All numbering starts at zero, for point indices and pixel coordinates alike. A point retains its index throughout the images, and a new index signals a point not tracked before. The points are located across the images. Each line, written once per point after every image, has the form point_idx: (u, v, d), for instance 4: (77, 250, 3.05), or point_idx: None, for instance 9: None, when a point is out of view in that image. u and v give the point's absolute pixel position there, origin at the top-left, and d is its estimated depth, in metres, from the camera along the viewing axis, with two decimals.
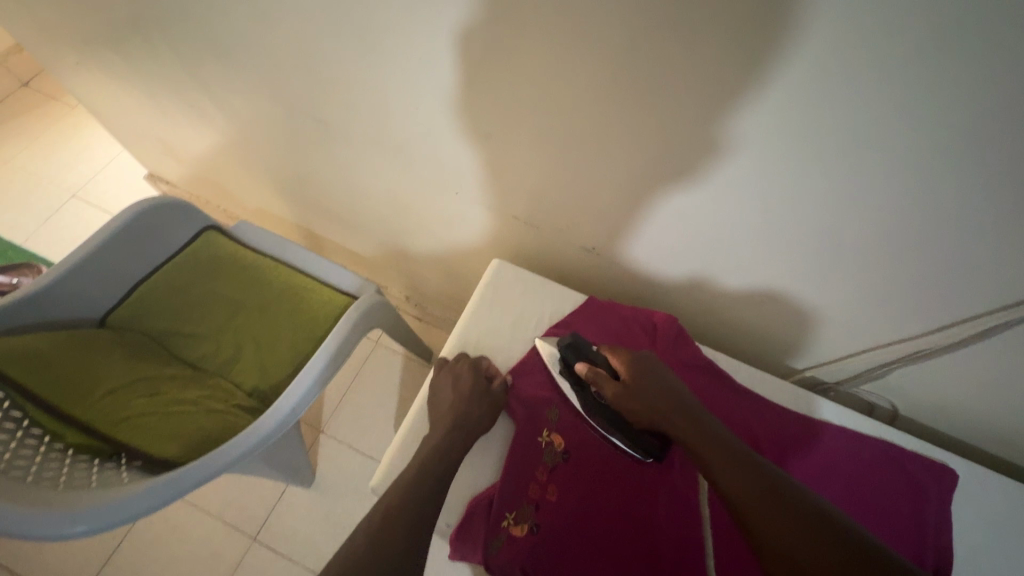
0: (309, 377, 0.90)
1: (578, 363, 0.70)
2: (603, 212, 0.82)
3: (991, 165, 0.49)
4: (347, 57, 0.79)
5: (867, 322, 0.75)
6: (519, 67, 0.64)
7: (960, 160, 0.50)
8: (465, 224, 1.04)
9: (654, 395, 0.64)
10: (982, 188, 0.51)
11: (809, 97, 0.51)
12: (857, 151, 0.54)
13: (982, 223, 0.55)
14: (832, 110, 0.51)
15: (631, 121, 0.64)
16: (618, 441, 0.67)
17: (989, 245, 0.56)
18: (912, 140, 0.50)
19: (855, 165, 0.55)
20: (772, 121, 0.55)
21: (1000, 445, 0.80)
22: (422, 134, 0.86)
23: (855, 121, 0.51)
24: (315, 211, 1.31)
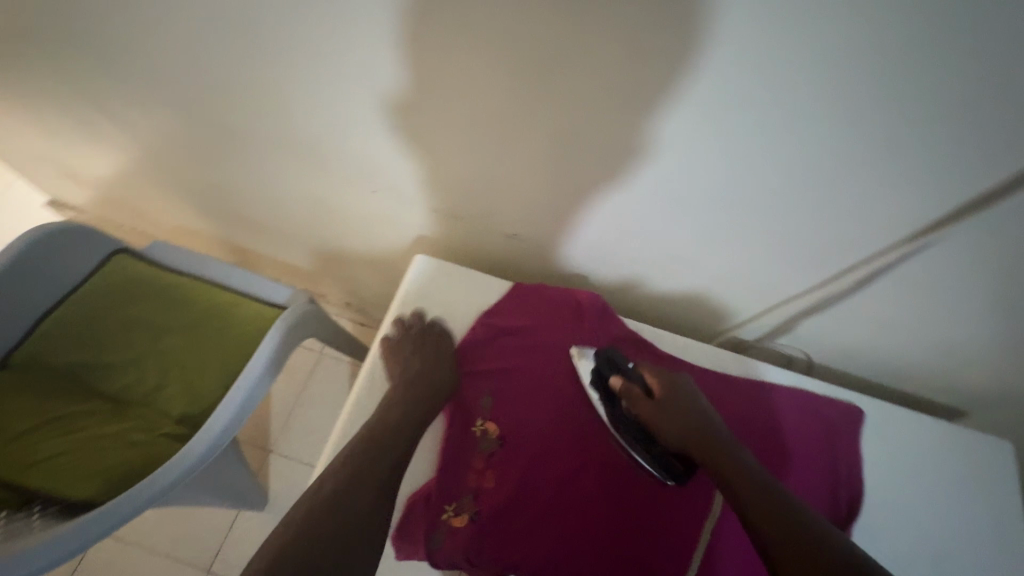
0: (240, 393, 0.88)
1: (612, 378, 0.70)
2: (522, 200, 0.83)
3: (858, 119, 0.54)
4: (244, 58, 0.76)
5: (775, 279, 0.79)
6: (416, 53, 0.64)
7: (831, 116, 0.54)
8: (392, 225, 1.03)
9: (679, 419, 0.65)
10: (853, 141, 0.56)
11: (693, 67, 0.54)
12: (744, 117, 0.57)
13: (856, 175, 0.60)
14: (714, 78, 0.54)
15: (536, 105, 0.65)
16: (641, 459, 0.67)
17: (867, 185, 0.60)
18: (789, 101, 0.54)
19: (743, 131, 0.59)
20: (663, 93, 0.58)
21: (904, 379, 0.87)
22: (333, 133, 0.84)
23: (737, 87, 0.54)
24: (238, 225, 1.26)
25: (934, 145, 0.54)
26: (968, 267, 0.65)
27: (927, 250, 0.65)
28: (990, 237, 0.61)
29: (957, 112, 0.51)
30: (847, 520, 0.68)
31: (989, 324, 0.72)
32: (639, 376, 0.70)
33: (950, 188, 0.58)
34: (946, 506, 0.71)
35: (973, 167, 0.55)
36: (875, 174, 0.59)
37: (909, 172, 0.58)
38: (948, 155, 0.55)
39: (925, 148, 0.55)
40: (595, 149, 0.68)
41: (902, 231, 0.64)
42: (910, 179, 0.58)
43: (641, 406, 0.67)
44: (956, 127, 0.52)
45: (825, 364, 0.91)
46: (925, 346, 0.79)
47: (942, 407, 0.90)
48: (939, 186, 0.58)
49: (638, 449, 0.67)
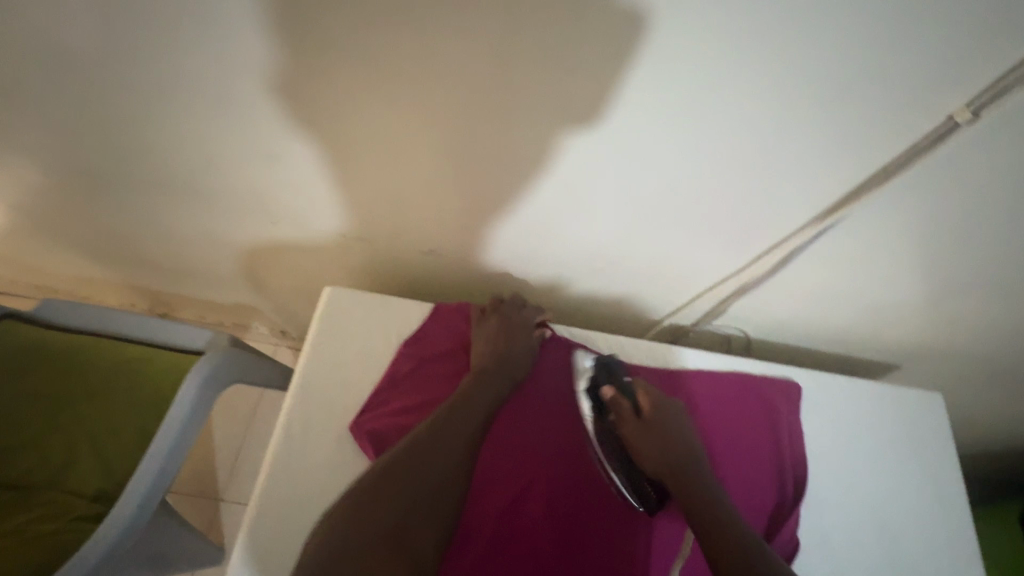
0: (158, 457, 0.79)
1: (606, 388, 0.68)
2: (434, 213, 0.78)
3: (755, 104, 0.52)
4: (94, 93, 0.67)
5: (700, 267, 0.77)
6: (283, 67, 0.58)
7: (729, 103, 0.53)
8: (308, 253, 0.96)
9: (663, 440, 0.64)
10: (753, 127, 0.55)
11: (582, 64, 0.51)
12: (644, 109, 0.55)
13: (761, 160, 0.59)
14: (610, 72, 0.51)
15: (431, 117, 0.61)
16: (620, 482, 0.65)
17: (771, 164, 0.59)
18: (684, 89, 0.52)
19: (645, 123, 0.56)
20: (558, 93, 0.55)
21: (838, 343, 0.88)
22: (218, 163, 0.77)
23: (629, 79, 0.52)
24: (146, 269, 1.16)
25: (829, 124, 0.53)
26: (879, 234, 0.65)
27: (837, 227, 0.65)
28: (894, 208, 0.61)
29: (845, 88, 0.50)
30: (799, 498, 0.66)
31: (902, 285, 0.74)
32: (634, 393, 0.68)
33: (850, 164, 0.57)
34: (888, 470, 0.72)
35: (867, 143, 0.55)
36: (779, 157, 0.58)
37: (809, 153, 0.57)
38: (845, 134, 0.54)
39: (820, 127, 0.54)
40: (501, 155, 0.65)
41: (811, 211, 0.64)
42: (811, 159, 0.58)
43: (628, 424, 0.65)
44: (847, 103, 0.51)
45: (762, 342, 0.91)
46: (852, 310, 0.79)
47: (875, 363, 0.92)
48: (839, 163, 0.57)
49: (617, 467, 0.65)
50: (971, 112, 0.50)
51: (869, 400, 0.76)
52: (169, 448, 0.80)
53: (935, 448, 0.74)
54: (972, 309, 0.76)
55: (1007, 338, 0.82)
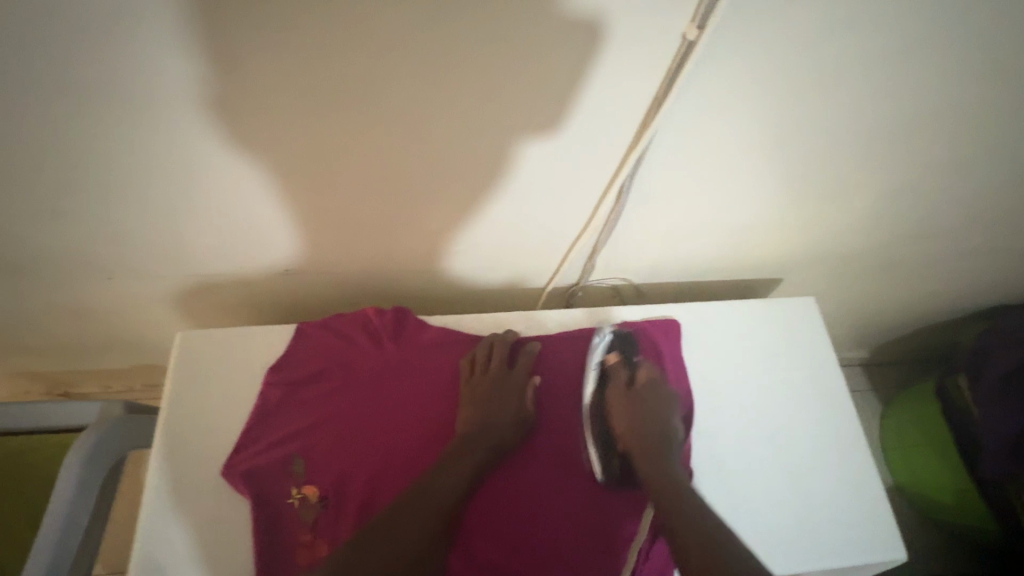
0: (51, 545, 0.73)
1: (615, 355, 0.71)
2: (275, 236, 0.74)
3: (512, 58, 0.50)
4: None
5: (558, 225, 0.76)
6: (44, 127, 0.53)
7: (484, 62, 0.50)
8: (172, 299, 0.88)
9: (644, 422, 0.64)
10: (522, 82, 0.53)
11: (305, 45, 0.47)
12: (403, 83, 0.52)
13: (552, 110, 0.57)
14: (345, 54, 0.48)
15: (207, 140, 0.56)
16: (592, 452, 0.65)
17: (578, 119, 0.59)
18: (427, 56, 0.49)
19: (411, 99, 0.54)
20: (303, 84, 0.51)
21: (717, 268, 0.91)
22: (28, 237, 0.70)
23: (370, 57, 0.49)
24: (17, 354, 1.06)
25: (592, 61, 0.52)
26: (704, 161, 0.67)
27: (647, 158, 0.65)
28: (693, 130, 0.62)
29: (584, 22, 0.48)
30: (688, 436, 0.67)
31: (751, 204, 0.76)
32: (635, 363, 0.71)
33: (634, 98, 0.57)
34: (771, 386, 0.74)
35: (632, 74, 0.54)
36: (565, 104, 0.56)
37: (584, 96, 0.56)
38: (608, 72, 0.53)
39: (613, 75, 0.54)
40: (322, 171, 0.62)
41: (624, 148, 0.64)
42: (590, 102, 0.56)
43: (617, 393, 0.68)
44: (593, 39, 0.50)
45: (649, 284, 0.93)
46: (716, 236, 0.82)
47: (758, 279, 0.96)
48: (614, 100, 0.57)
49: (595, 439, 0.66)
50: (698, 27, 0.49)
51: (742, 320, 0.78)
52: (55, 547, 0.73)
53: (815, 352, 0.77)
54: (817, 213, 0.80)
55: (859, 233, 0.87)
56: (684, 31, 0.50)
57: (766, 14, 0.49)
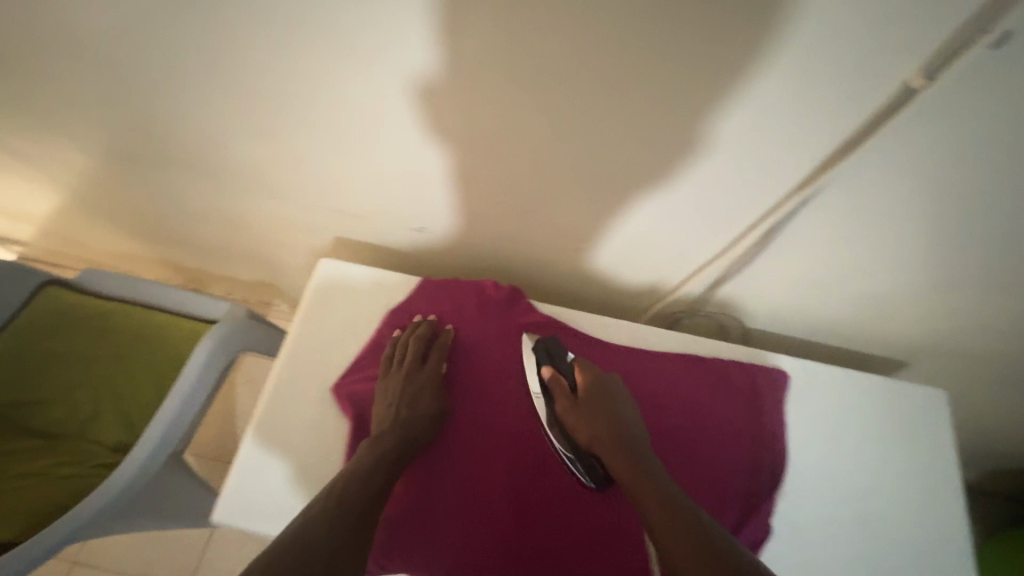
0: (171, 409, 0.85)
1: (544, 367, 0.67)
2: (427, 195, 0.80)
3: (716, 73, 0.52)
4: (124, 78, 0.72)
5: (692, 244, 0.77)
6: (293, 57, 0.62)
7: (687, 75, 0.52)
8: (315, 229, 0.97)
9: (602, 423, 0.61)
10: (717, 101, 0.55)
11: (527, 25, 0.51)
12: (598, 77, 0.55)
13: (733, 130, 0.58)
14: (562, 41, 0.52)
15: (416, 97, 0.63)
16: (569, 456, 0.64)
17: (758, 149, 0.60)
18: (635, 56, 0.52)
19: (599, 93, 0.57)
20: (512, 61, 0.55)
21: (839, 332, 0.86)
22: (236, 145, 0.81)
23: (581, 48, 0.52)
24: (178, 244, 1.22)
25: (801, 92, 0.53)
26: (870, 219, 0.65)
27: (813, 201, 0.64)
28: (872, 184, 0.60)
29: (812, 50, 0.49)
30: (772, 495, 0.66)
31: (904, 276, 0.72)
32: (570, 367, 0.67)
33: (826, 137, 0.57)
34: (869, 471, 0.70)
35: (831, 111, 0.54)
36: (749, 127, 0.57)
37: (775, 124, 0.56)
38: (810, 106, 0.54)
39: (815, 113, 0.55)
40: (496, 147, 0.67)
41: (787, 184, 0.63)
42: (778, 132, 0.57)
43: (563, 403, 0.65)
44: (811, 69, 0.50)
45: (759, 329, 0.90)
46: (851, 299, 0.78)
47: (877, 355, 0.90)
48: (803, 137, 0.57)
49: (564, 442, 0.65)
50: (927, 77, 0.48)
51: (853, 393, 0.74)
52: (177, 410, 0.85)
53: (926, 451, 0.72)
54: (974, 307, 0.74)
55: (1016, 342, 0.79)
56: (908, 77, 0.50)
57: (1007, 74, 0.47)
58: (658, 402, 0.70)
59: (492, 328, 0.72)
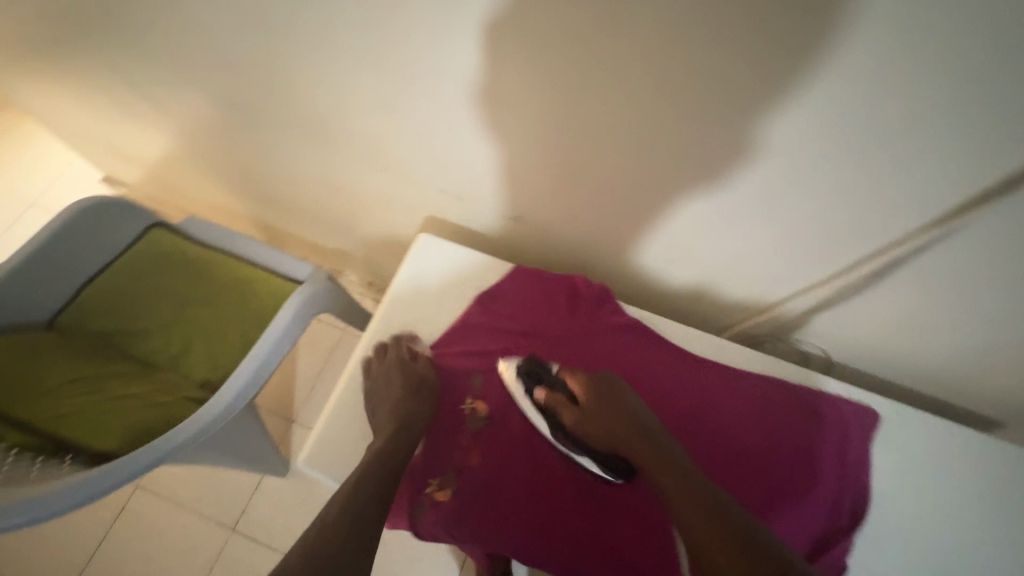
0: (257, 358, 0.91)
1: (537, 390, 0.65)
2: (529, 189, 0.80)
3: (877, 106, 0.50)
4: (260, 47, 0.75)
5: (799, 264, 0.74)
6: (427, 50, 0.62)
7: (842, 104, 0.51)
8: (402, 205, 0.98)
9: (611, 424, 0.59)
10: (849, 129, 0.53)
11: (673, 24, 0.49)
12: (735, 85, 0.52)
13: (876, 162, 0.55)
14: (706, 43, 0.50)
15: (544, 100, 0.63)
16: (580, 457, 0.63)
17: (897, 184, 0.57)
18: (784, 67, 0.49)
19: (730, 102, 0.54)
20: (646, 60, 0.53)
21: (938, 377, 0.82)
22: (346, 124, 0.82)
23: (725, 53, 0.50)
24: (268, 206, 1.27)
25: (910, 125, 0.50)
26: (1009, 271, 0.60)
27: (948, 239, 0.60)
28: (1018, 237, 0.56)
29: (899, 79, 0.47)
30: (849, 533, 0.64)
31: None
32: (562, 383, 0.65)
33: (899, 166, 0.55)
34: (955, 530, 0.67)
35: (902, 143, 0.52)
36: (895, 163, 0.55)
37: (854, 147, 0.55)
38: (883, 134, 0.52)
39: (973, 160, 0.51)
40: (609, 154, 0.67)
41: (921, 218, 0.59)
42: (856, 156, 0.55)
43: (567, 414, 0.63)
44: (887, 98, 0.49)
45: (844, 360, 0.86)
46: (962, 347, 0.74)
47: (974, 411, 0.84)
48: (875, 164, 0.55)
49: (575, 448, 0.63)
50: None
51: (952, 446, 0.71)
52: (262, 359, 0.91)
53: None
54: None
55: None
56: None
57: None
58: (744, 420, 0.67)
59: (579, 324, 0.72)
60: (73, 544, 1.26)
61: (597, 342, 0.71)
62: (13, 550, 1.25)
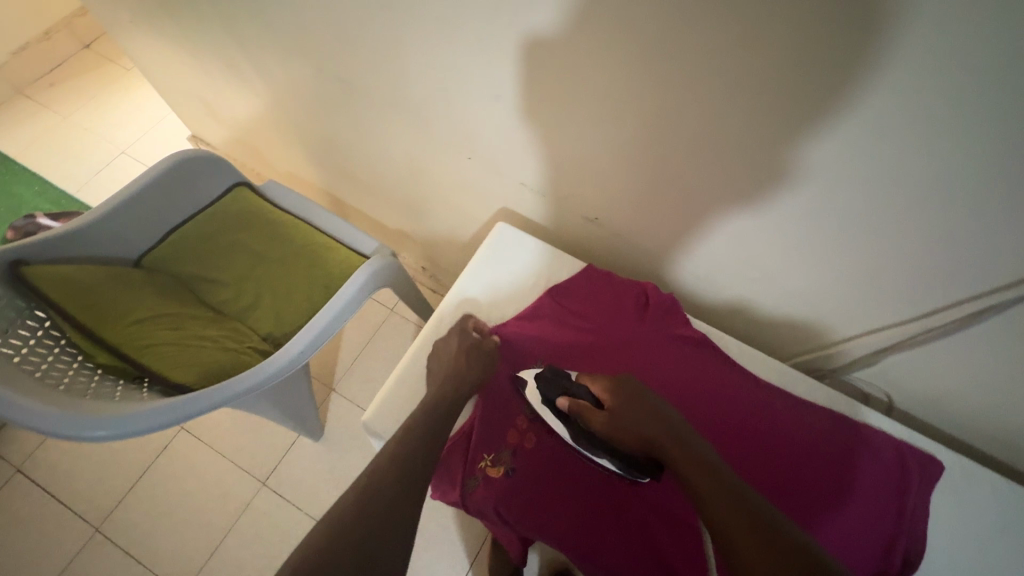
0: (323, 319, 0.94)
1: (560, 399, 0.65)
2: (605, 196, 0.80)
3: (986, 161, 0.48)
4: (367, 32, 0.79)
5: (875, 304, 0.71)
6: (530, 52, 0.65)
7: (947, 155, 0.50)
8: (474, 195, 1.00)
9: (640, 421, 0.59)
10: (952, 174, 0.51)
11: (796, 44, 0.48)
12: (851, 111, 0.51)
13: (974, 215, 0.53)
14: (824, 69, 0.49)
15: (638, 112, 0.64)
16: (607, 462, 0.63)
17: (995, 232, 0.53)
18: (911, 100, 0.47)
19: (840, 128, 0.53)
20: (760, 77, 0.53)
21: (1007, 447, 0.77)
22: (434, 113, 0.86)
23: (840, 82, 0.49)
24: (341, 180, 1.32)
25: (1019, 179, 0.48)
26: None
27: None
28: None
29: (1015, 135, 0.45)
30: None
31: None
32: (585, 390, 0.66)
33: (935, 216, 0.56)
34: None
35: (936, 193, 0.53)
36: (995, 220, 0.52)
37: (892, 191, 0.56)
38: (914, 181, 0.54)
39: None
40: (691, 173, 0.68)
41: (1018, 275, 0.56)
42: (893, 201, 0.57)
43: (594, 419, 0.63)
44: (919, 146, 0.50)
45: (908, 409, 0.82)
46: None
47: None
48: (908, 210, 0.57)
49: (600, 452, 0.63)
50: None
51: (1014, 516, 0.68)
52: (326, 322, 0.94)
53: None
54: None
55: None
56: None
57: None
58: (804, 451, 0.65)
59: (644, 329, 0.74)
60: (117, 472, 1.34)
61: (659, 348, 0.72)
62: (65, 468, 1.34)
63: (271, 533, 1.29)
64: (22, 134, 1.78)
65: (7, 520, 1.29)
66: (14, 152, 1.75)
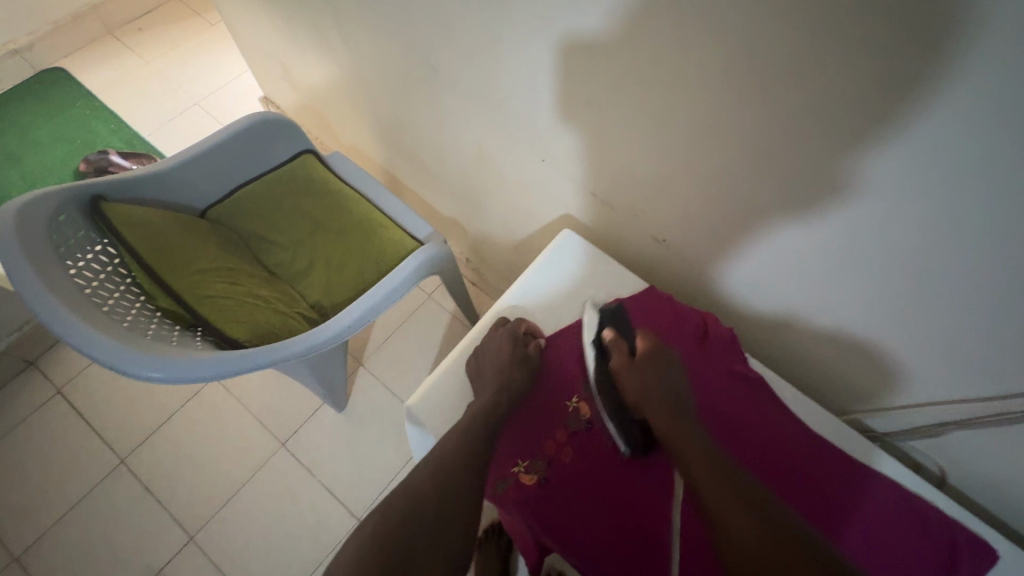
0: (374, 296, 0.94)
1: (608, 330, 0.74)
2: (677, 222, 0.79)
3: None
4: (463, 22, 0.79)
5: (935, 376, 0.68)
6: (625, 70, 0.64)
7: None
8: (540, 196, 0.99)
9: (657, 385, 0.67)
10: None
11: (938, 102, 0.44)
12: (970, 185, 0.48)
13: None
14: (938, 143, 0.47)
15: (726, 148, 0.62)
16: (610, 426, 0.70)
17: None
18: None
19: (948, 202, 0.50)
20: (882, 131, 0.49)
21: None
22: (515, 110, 0.86)
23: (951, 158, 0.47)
24: (404, 161, 1.33)
25: None
26: None
27: None
28: None
29: None
30: None
31: None
32: (631, 335, 0.73)
33: (997, 296, 0.54)
34: None
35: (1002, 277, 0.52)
36: None
37: (964, 274, 0.55)
38: (974, 255, 0.53)
39: None
40: (772, 215, 0.66)
41: None
42: (954, 282, 0.56)
43: (621, 362, 0.71)
44: (992, 227, 0.49)
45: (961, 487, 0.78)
46: None
47: None
48: (966, 287, 0.56)
49: (610, 411, 0.70)
50: None
51: None
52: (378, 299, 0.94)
53: None
54: None
55: None
56: None
57: None
58: (841, 506, 0.65)
59: (699, 360, 0.74)
60: (149, 409, 1.39)
61: (707, 382, 0.72)
62: (102, 398, 1.40)
63: (283, 495, 1.32)
64: (107, 72, 1.86)
65: (43, 438, 1.35)
66: (97, 88, 1.82)
